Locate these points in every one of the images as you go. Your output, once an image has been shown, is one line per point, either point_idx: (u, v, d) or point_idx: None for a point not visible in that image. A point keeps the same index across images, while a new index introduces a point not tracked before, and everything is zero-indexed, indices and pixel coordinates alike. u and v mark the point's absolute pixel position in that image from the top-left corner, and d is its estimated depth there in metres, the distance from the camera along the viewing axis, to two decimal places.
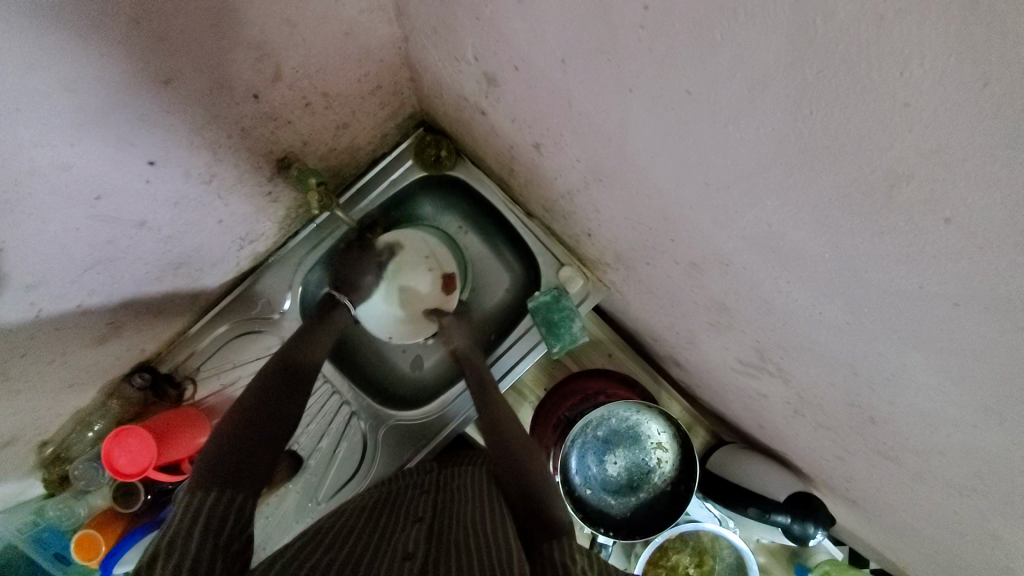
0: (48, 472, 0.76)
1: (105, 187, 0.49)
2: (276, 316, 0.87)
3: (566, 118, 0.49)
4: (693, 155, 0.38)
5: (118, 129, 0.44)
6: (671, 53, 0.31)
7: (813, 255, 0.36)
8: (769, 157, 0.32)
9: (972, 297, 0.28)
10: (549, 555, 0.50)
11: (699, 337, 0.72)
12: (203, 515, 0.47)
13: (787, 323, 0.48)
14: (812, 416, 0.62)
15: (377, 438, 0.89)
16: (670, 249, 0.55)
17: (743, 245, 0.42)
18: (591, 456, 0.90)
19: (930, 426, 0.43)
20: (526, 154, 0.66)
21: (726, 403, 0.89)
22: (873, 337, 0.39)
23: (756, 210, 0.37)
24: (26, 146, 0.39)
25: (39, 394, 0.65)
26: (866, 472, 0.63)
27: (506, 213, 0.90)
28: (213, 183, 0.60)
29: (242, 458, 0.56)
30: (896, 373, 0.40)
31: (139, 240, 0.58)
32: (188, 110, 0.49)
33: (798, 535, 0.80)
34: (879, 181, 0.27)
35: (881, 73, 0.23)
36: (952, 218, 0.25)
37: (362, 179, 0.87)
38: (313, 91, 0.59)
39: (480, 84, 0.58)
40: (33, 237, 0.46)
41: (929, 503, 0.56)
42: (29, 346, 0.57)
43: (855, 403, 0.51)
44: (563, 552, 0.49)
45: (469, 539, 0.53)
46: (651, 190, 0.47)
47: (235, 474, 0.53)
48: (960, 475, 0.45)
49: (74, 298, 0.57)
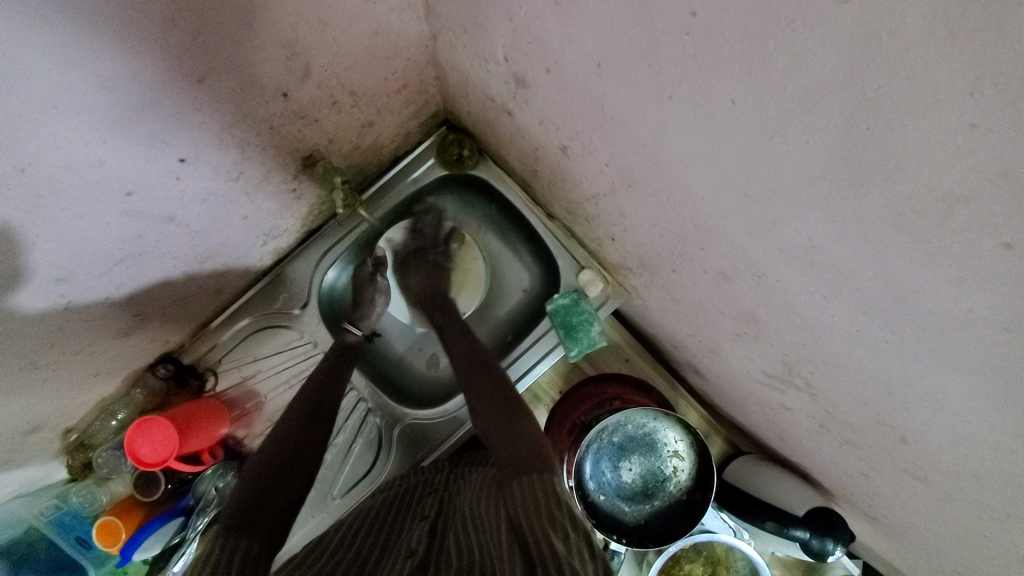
0: (71, 459, 0.78)
1: (136, 183, 0.49)
2: (296, 311, 0.87)
3: (598, 122, 0.48)
4: (731, 166, 0.37)
5: (151, 126, 0.45)
6: (717, 61, 0.30)
7: (856, 272, 0.35)
8: (816, 171, 0.31)
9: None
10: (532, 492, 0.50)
11: (721, 347, 0.71)
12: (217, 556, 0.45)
13: (820, 338, 0.46)
14: (838, 431, 0.61)
15: (392, 435, 0.90)
16: (698, 257, 0.54)
17: (779, 258, 0.41)
18: (606, 462, 0.89)
19: (968, 452, 0.41)
20: (552, 157, 0.65)
21: (745, 413, 0.88)
22: (913, 358, 0.37)
23: (796, 223, 0.36)
24: (62, 142, 0.39)
25: (66, 383, 0.67)
26: (893, 491, 0.61)
27: (527, 214, 0.90)
28: (240, 180, 0.60)
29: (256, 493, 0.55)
30: (935, 396, 0.39)
31: (166, 235, 0.58)
32: (219, 108, 0.49)
33: (816, 551, 0.79)
34: (935, 202, 0.25)
35: (947, 92, 0.22)
36: (1013, 243, 0.24)
37: (384, 177, 0.87)
38: (341, 89, 0.59)
39: (509, 85, 0.57)
40: (65, 231, 0.47)
41: (959, 527, 0.54)
42: (59, 337, 0.58)
43: (886, 423, 0.49)
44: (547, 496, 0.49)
45: (468, 530, 0.52)
46: (684, 197, 0.46)
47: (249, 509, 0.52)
48: (997, 503, 0.44)
49: (103, 290, 0.58)
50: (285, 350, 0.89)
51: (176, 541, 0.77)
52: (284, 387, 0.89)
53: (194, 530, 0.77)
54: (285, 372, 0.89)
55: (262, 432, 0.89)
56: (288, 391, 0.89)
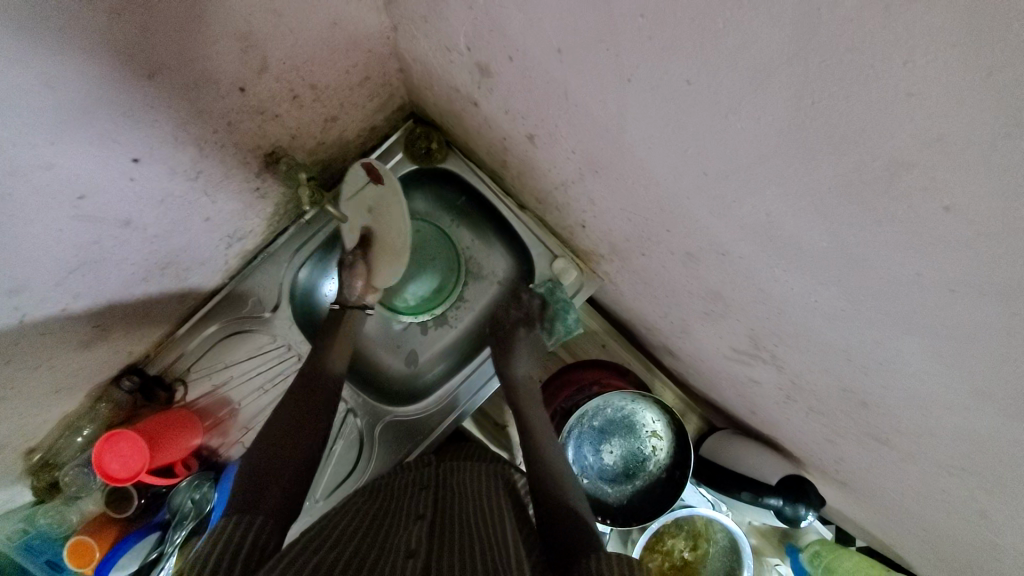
0: (36, 479, 0.74)
1: (88, 186, 0.47)
2: (266, 314, 0.85)
3: (562, 109, 0.49)
4: (692, 146, 0.38)
5: (101, 125, 0.43)
6: (673, 42, 0.31)
7: (812, 244, 0.36)
8: (770, 147, 0.32)
9: (970, 284, 0.29)
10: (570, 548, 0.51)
11: (692, 326, 0.73)
12: (234, 540, 0.47)
13: (783, 311, 0.48)
14: (804, 401, 0.64)
15: (373, 434, 0.88)
16: (665, 239, 0.55)
17: (741, 235, 0.43)
18: (588, 446, 0.91)
19: (922, 410, 0.44)
20: (519, 146, 0.65)
21: (718, 390, 0.91)
22: (869, 324, 0.39)
23: (755, 199, 0.37)
24: (7, 145, 0.37)
25: (24, 400, 0.64)
26: (857, 454, 0.65)
27: (498, 204, 0.90)
28: (200, 180, 0.58)
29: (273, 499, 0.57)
30: (891, 359, 0.41)
31: (124, 239, 0.56)
32: (173, 105, 0.47)
33: (789, 517, 0.82)
34: (881, 170, 0.27)
35: (885, 63, 0.23)
36: (951, 205, 0.25)
37: (352, 173, 0.85)
38: (301, 83, 0.58)
39: (473, 75, 0.57)
40: (14, 239, 0.44)
41: (918, 483, 0.57)
42: (14, 352, 0.55)
43: (847, 388, 0.52)
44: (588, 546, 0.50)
45: (474, 542, 0.52)
46: (648, 180, 0.47)
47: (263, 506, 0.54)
48: (951, 456, 0.47)
49: (59, 301, 0.55)
50: (258, 354, 0.86)
51: (154, 556, 0.74)
52: (260, 392, 0.87)
53: (172, 544, 0.75)
54: (260, 377, 0.87)
55: (240, 440, 0.86)
56: (264, 396, 0.87)
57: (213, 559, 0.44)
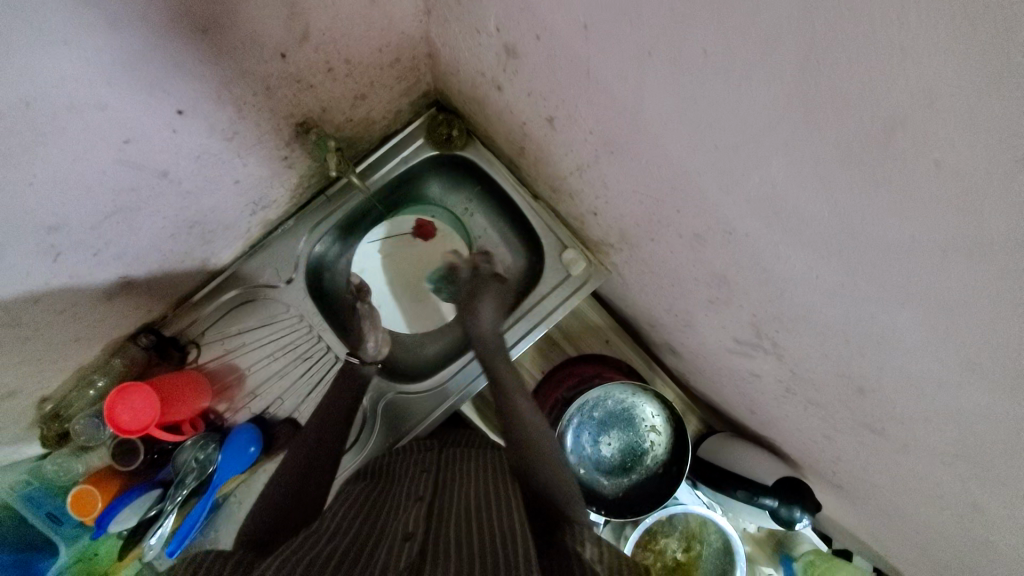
0: (46, 429, 0.76)
1: (134, 131, 0.50)
2: (281, 286, 0.88)
3: (583, 88, 0.51)
4: (705, 118, 0.40)
5: (152, 73, 0.46)
6: (691, 11, 0.34)
7: (814, 215, 0.39)
8: (776, 115, 0.34)
9: (959, 244, 0.30)
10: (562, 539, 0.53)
11: (696, 318, 0.75)
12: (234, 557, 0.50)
13: (785, 292, 0.50)
14: (803, 393, 0.65)
15: (376, 411, 0.91)
16: (675, 221, 0.57)
17: (747, 210, 0.45)
18: (587, 435, 0.92)
19: (916, 392, 0.45)
20: (539, 131, 0.68)
21: (718, 389, 0.92)
22: (865, 298, 0.41)
23: (761, 171, 0.39)
24: (67, 79, 0.40)
25: (46, 345, 0.66)
26: (853, 450, 0.66)
27: (513, 194, 0.92)
28: (233, 142, 0.62)
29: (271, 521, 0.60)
30: (887, 337, 0.42)
31: (159, 191, 0.59)
32: (219, 62, 0.50)
33: (784, 519, 0.81)
34: (879, 129, 0.29)
35: (883, 21, 0.25)
36: (942, 161, 0.28)
37: (374, 154, 0.88)
38: (337, 57, 0.61)
39: (500, 57, 0.60)
40: (61, 177, 0.47)
41: (913, 478, 0.58)
42: (44, 292, 0.58)
43: (845, 374, 0.53)
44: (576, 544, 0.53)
45: (472, 524, 0.54)
46: (661, 158, 0.50)
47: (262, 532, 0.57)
48: (944, 442, 0.48)
49: (92, 246, 0.58)
50: (271, 323, 0.89)
51: (153, 513, 0.77)
52: (269, 360, 0.89)
53: (172, 502, 0.78)
54: (270, 345, 0.89)
55: (246, 406, 0.88)
56: (273, 364, 0.89)
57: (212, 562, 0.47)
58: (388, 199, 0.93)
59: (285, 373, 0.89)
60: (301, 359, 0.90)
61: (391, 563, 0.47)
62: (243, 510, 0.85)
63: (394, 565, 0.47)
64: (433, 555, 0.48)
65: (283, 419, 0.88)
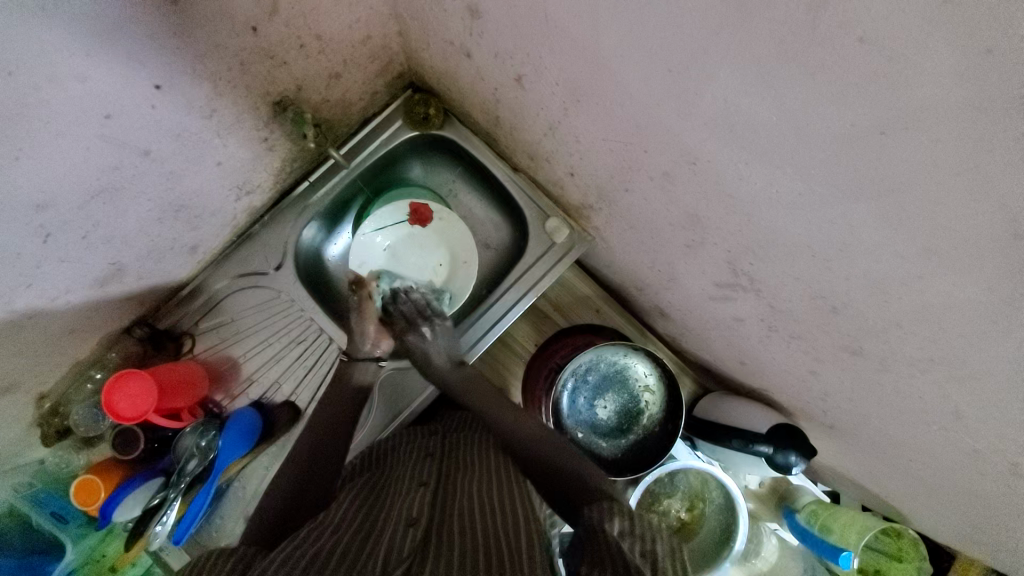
0: (46, 426, 0.76)
1: (114, 106, 0.52)
2: (272, 272, 0.89)
3: (545, 36, 0.54)
4: (654, 42, 0.43)
5: (129, 44, 0.48)
6: None
7: (764, 122, 0.41)
8: (714, 23, 0.37)
9: (893, 120, 0.32)
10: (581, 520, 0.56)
11: (678, 269, 0.77)
12: (237, 552, 0.52)
13: (751, 216, 0.52)
14: (783, 328, 0.67)
15: (372, 395, 0.92)
16: (643, 162, 0.60)
17: (705, 133, 0.47)
18: (582, 399, 0.92)
19: (882, 298, 0.47)
20: (510, 93, 0.71)
21: (708, 345, 0.93)
22: (823, 204, 0.43)
23: (711, 87, 0.42)
24: (49, 50, 0.42)
25: (43, 335, 0.67)
26: (836, 381, 0.67)
27: (494, 167, 0.94)
28: (213, 119, 0.65)
29: (275, 512, 0.62)
30: (846, 241, 0.44)
31: (143, 170, 0.62)
32: (193, 34, 0.53)
33: (780, 465, 0.83)
34: (804, 14, 0.31)
35: None
36: (865, 36, 0.30)
37: (355, 137, 0.90)
38: (308, 32, 0.64)
39: (465, 21, 0.63)
40: (48, 152, 0.49)
41: (892, 398, 0.59)
42: (35, 276, 0.59)
43: (817, 295, 0.55)
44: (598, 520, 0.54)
45: (476, 514, 0.56)
46: (622, 95, 0.52)
47: (267, 530, 0.59)
48: (917, 347, 0.49)
49: (81, 227, 0.60)
50: (264, 309, 0.90)
51: (157, 501, 0.79)
52: (264, 346, 0.90)
53: (174, 490, 0.79)
54: (264, 331, 0.90)
55: (243, 393, 0.89)
56: (268, 350, 0.90)
57: (219, 559, 0.49)
58: (371, 181, 0.94)
59: (281, 357, 0.90)
60: (296, 343, 0.90)
61: (395, 551, 0.50)
62: (246, 493, 0.86)
63: (398, 553, 0.49)
64: (434, 545, 0.51)
65: (281, 403, 0.89)
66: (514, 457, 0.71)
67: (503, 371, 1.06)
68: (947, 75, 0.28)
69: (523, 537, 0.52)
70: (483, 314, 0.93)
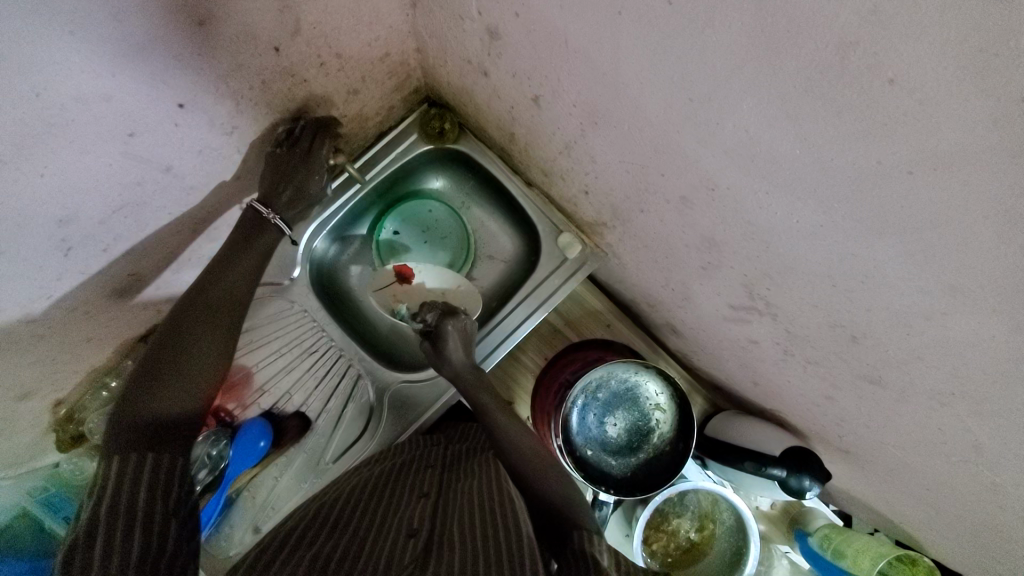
0: (62, 432, 0.78)
1: (137, 124, 0.53)
2: (286, 282, 0.90)
3: (563, 59, 0.54)
4: (676, 72, 0.43)
5: (154, 64, 0.49)
6: None
7: (786, 156, 0.40)
8: (738, 57, 0.37)
9: (920, 161, 0.32)
10: (573, 544, 0.54)
11: (693, 290, 0.76)
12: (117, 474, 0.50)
13: (771, 243, 0.51)
14: (800, 353, 0.66)
15: (382, 403, 0.92)
16: (661, 185, 0.60)
17: (725, 161, 0.47)
18: (592, 416, 0.92)
19: (903, 330, 0.46)
20: (526, 112, 0.71)
21: (721, 365, 0.92)
22: (845, 236, 0.42)
23: (733, 117, 0.41)
24: (76, 73, 0.44)
25: (62, 343, 0.69)
26: (853, 407, 0.66)
27: (508, 182, 0.94)
28: (233, 135, 0.66)
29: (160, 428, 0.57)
30: (867, 273, 0.43)
31: (165, 186, 0.63)
32: (216, 55, 0.54)
33: (794, 489, 0.81)
34: (832, 55, 0.31)
35: None
36: (895, 79, 0.29)
37: (370, 150, 0.91)
38: (328, 51, 0.65)
39: (484, 41, 0.64)
40: (70, 167, 0.50)
41: (911, 428, 0.58)
42: (57, 288, 0.61)
43: (836, 323, 0.54)
44: (593, 545, 0.53)
45: (475, 518, 0.56)
46: (641, 119, 0.52)
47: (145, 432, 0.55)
48: (938, 380, 0.47)
49: (103, 240, 0.61)
50: (279, 319, 0.91)
51: None
52: (277, 356, 0.91)
53: None
54: (277, 341, 0.91)
55: (255, 403, 0.90)
56: (281, 360, 0.91)
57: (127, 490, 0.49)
58: (385, 193, 0.95)
59: (292, 367, 0.92)
60: (307, 353, 0.92)
61: (395, 561, 0.50)
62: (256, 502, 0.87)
63: (399, 563, 0.50)
64: (432, 552, 0.51)
65: (293, 413, 0.91)
66: (520, 476, 0.70)
67: (512, 384, 1.06)
68: (979, 121, 0.28)
69: (524, 539, 0.51)
70: (493, 329, 0.92)
